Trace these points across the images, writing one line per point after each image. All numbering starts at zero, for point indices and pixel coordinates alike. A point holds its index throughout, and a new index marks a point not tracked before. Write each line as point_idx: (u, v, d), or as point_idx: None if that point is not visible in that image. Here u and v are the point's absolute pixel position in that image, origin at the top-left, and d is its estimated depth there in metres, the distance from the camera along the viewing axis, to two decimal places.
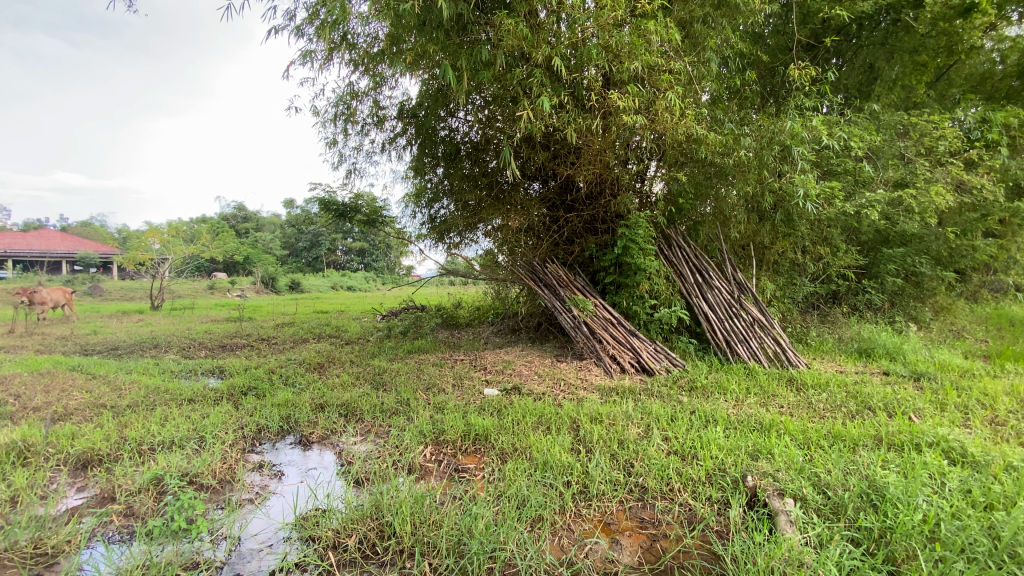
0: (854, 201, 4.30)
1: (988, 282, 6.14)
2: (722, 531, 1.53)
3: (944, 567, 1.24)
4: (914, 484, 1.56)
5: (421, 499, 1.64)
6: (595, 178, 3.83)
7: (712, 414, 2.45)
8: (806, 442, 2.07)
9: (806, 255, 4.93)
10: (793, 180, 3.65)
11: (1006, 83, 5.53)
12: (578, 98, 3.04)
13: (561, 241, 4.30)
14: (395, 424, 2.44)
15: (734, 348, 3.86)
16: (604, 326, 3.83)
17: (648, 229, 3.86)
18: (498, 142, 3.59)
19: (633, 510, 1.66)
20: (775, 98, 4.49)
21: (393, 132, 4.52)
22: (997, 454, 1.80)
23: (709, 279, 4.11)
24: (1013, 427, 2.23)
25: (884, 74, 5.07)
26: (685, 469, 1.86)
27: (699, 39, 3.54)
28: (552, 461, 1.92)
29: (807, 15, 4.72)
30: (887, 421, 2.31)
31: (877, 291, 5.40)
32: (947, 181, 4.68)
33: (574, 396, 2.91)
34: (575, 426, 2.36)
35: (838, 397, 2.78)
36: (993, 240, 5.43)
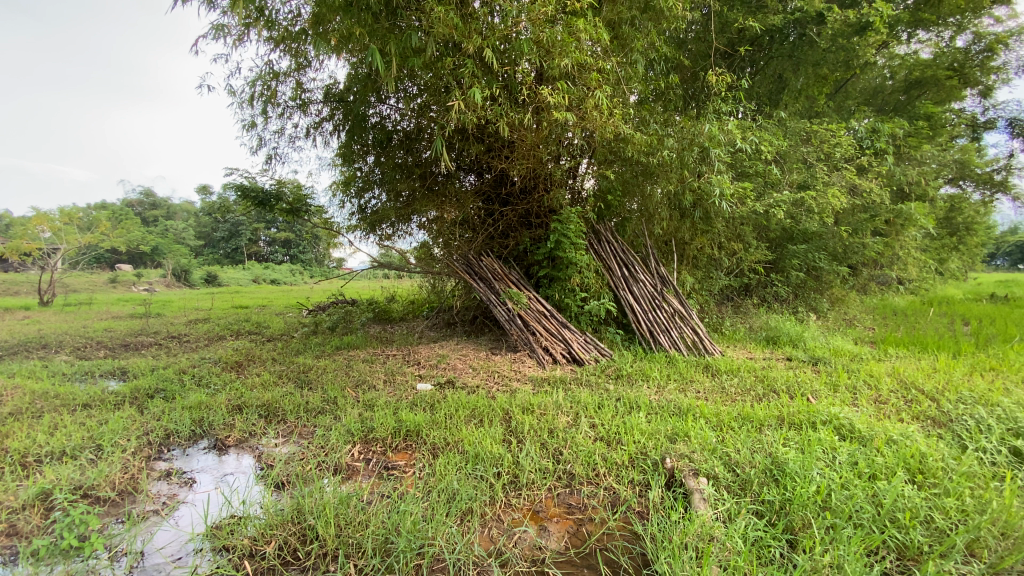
0: (764, 201, 4.65)
1: (876, 276, 6.87)
2: (643, 512, 1.61)
3: (834, 533, 1.38)
4: (810, 459, 1.72)
5: (347, 499, 1.59)
6: (528, 173, 3.86)
7: (636, 401, 2.58)
8: (718, 424, 2.23)
9: (722, 251, 5.27)
10: (710, 180, 3.89)
11: (893, 96, 6.38)
12: (510, 92, 3.05)
13: (496, 235, 4.30)
14: (320, 423, 2.34)
15: (657, 338, 4.06)
16: (537, 319, 3.89)
17: (580, 224, 3.97)
18: (431, 132, 3.53)
19: (560, 496, 1.71)
20: (696, 102, 4.75)
21: (318, 116, 4.31)
22: (878, 429, 2.04)
23: (635, 273, 4.29)
24: (893, 405, 2.52)
25: (790, 84, 5.45)
26: (610, 454, 1.94)
27: (628, 40, 3.65)
28: (483, 453, 1.93)
29: (724, 24, 5.01)
30: (789, 402, 2.54)
31: (782, 284, 5.91)
32: (842, 184, 5.18)
33: (507, 388, 2.93)
34: (507, 418, 2.38)
35: (747, 381, 3.01)
36: (880, 239, 6.07)
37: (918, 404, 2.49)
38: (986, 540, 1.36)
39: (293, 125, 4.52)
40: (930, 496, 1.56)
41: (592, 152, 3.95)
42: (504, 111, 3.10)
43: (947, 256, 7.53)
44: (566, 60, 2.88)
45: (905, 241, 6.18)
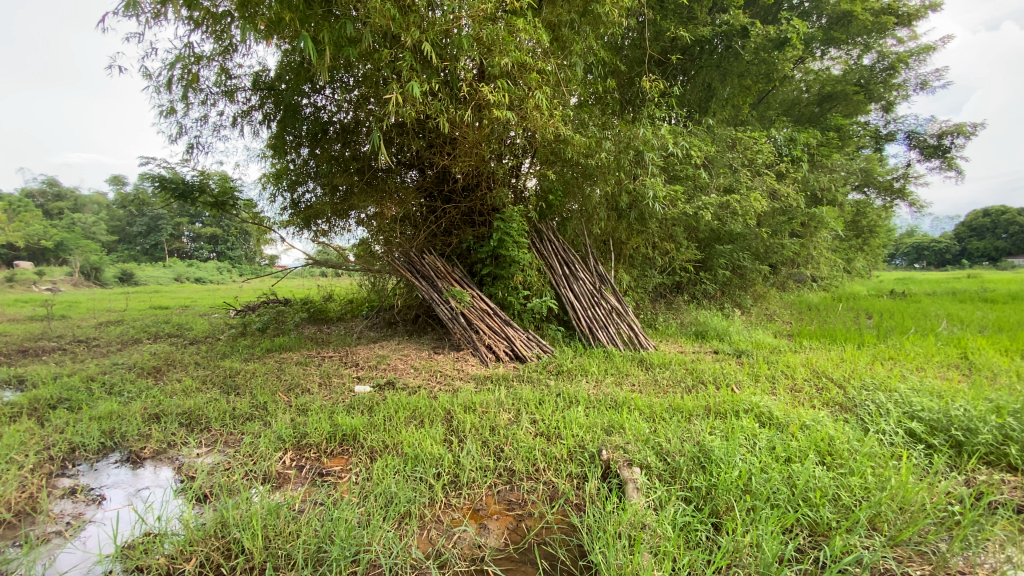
0: (694, 203, 4.90)
1: (793, 274, 7.40)
2: (580, 504, 1.65)
3: (754, 513, 1.49)
4: (733, 445, 1.83)
5: (276, 509, 1.51)
6: (470, 170, 3.84)
7: (575, 395, 2.64)
8: (652, 415, 2.33)
9: (656, 250, 5.50)
10: (645, 182, 4.05)
11: (808, 108, 6.95)
12: (450, 88, 3.02)
13: (438, 232, 4.25)
14: (248, 431, 2.21)
15: (596, 334, 4.17)
16: (480, 317, 3.87)
17: (522, 223, 4.00)
18: (368, 126, 3.42)
19: (501, 493, 1.72)
20: (632, 106, 4.92)
21: (246, 105, 4.07)
22: (792, 415, 2.21)
23: (575, 271, 4.39)
24: (805, 392, 2.75)
25: (718, 93, 5.75)
26: (549, 448, 1.97)
27: (567, 43, 3.71)
28: (423, 454, 1.89)
29: (659, 33, 5.20)
30: (715, 392, 2.70)
31: (711, 281, 6.27)
32: (763, 188, 5.55)
33: (449, 388, 2.91)
34: (448, 417, 2.36)
35: (678, 374, 3.17)
36: (796, 240, 6.57)
37: (827, 391, 2.73)
38: (885, 515, 1.51)
39: (217, 113, 4.24)
40: (838, 476, 1.70)
41: (533, 152, 3.99)
42: (444, 107, 3.07)
43: (853, 256, 8.25)
44: (506, 60, 2.89)
45: (819, 243, 6.68)
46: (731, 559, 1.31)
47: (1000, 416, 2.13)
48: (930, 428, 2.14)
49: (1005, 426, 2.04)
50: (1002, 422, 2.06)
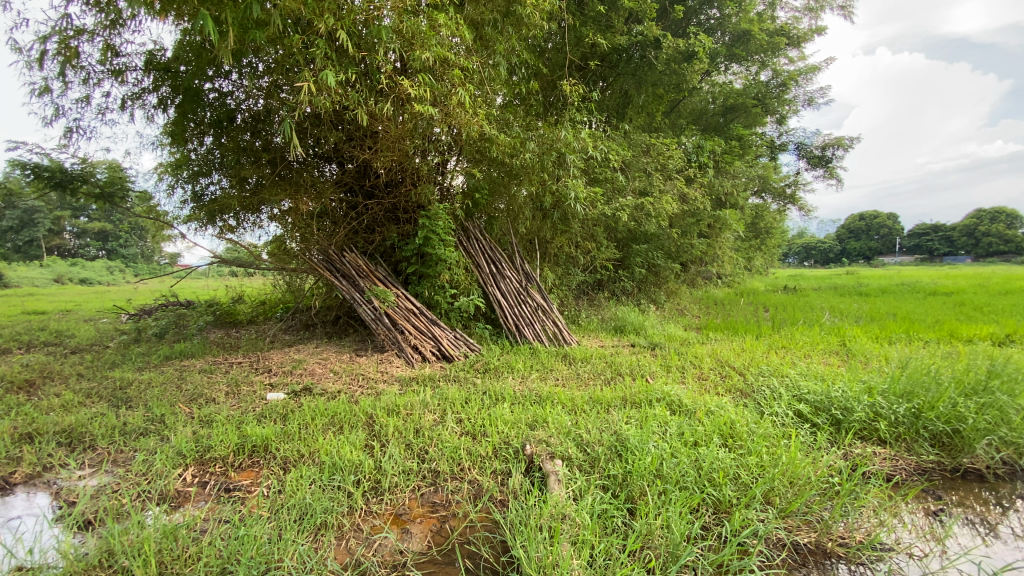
0: (612, 204, 5.11)
1: (702, 271, 7.93)
2: (504, 500, 1.67)
3: (665, 496, 1.59)
4: (647, 433, 1.93)
5: (174, 531, 1.38)
6: (393, 166, 3.73)
7: (500, 393, 2.65)
8: (573, 408, 2.41)
9: (578, 249, 5.68)
10: (567, 183, 4.17)
11: (714, 118, 7.52)
12: (369, 80, 2.91)
13: (359, 229, 4.08)
14: (142, 447, 2.00)
15: (522, 331, 4.24)
16: (405, 317, 3.78)
17: (448, 221, 3.95)
18: (280, 116, 3.19)
19: (425, 496, 1.69)
20: (554, 108, 5.04)
21: (137, 86, 3.67)
22: (699, 402, 2.39)
23: (501, 269, 4.44)
24: (711, 380, 2.98)
25: (634, 100, 6.05)
26: (475, 447, 1.97)
27: (490, 42, 3.71)
28: (342, 462, 1.81)
29: (579, 39, 5.36)
30: (632, 383, 2.84)
31: (628, 279, 6.59)
32: (675, 192, 5.91)
33: (371, 391, 2.81)
34: (369, 422, 2.28)
35: (598, 367, 3.30)
36: (704, 240, 7.07)
37: (730, 379, 2.98)
38: (778, 489, 1.68)
39: (101, 94, 3.78)
40: (738, 456, 1.86)
41: (458, 149, 3.96)
42: (363, 100, 2.95)
43: (753, 255, 9.04)
44: (427, 55, 2.84)
45: (723, 243, 7.22)
46: (643, 542, 1.40)
47: (870, 395, 2.44)
48: (815, 408, 2.41)
49: (875, 404, 2.33)
50: (872, 401, 2.35)
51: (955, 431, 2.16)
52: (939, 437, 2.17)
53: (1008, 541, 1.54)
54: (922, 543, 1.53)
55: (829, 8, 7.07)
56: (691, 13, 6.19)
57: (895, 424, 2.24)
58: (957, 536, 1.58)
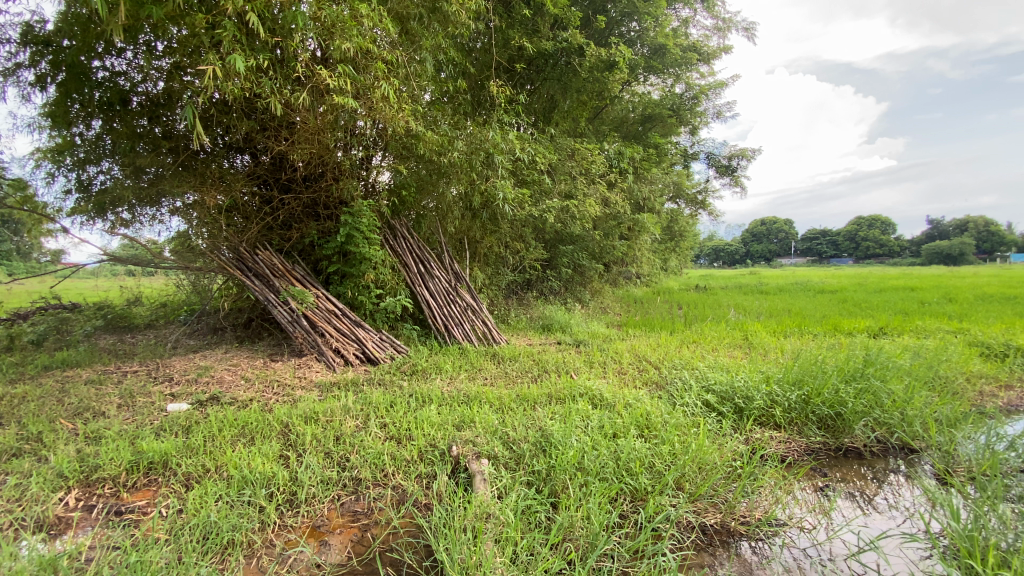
0: (539, 205, 5.20)
1: (624, 272, 8.30)
2: (428, 504, 1.64)
3: (586, 488, 1.64)
4: (570, 428, 1.99)
5: (52, 563, 1.22)
6: (312, 159, 3.53)
7: (427, 395, 2.61)
8: (500, 407, 2.42)
9: (508, 249, 5.72)
10: (495, 183, 4.18)
11: (634, 126, 7.89)
12: (284, 67, 2.74)
13: (274, 225, 3.84)
14: (13, 470, 1.74)
15: (451, 331, 4.20)
16: (326, 319, 3.61)
17: (372, 218, 3.82)
18: (183, 102, 2.94)
19: (345, 505, 1.63)
20: (481, 109, 5.03)
21: (11, 60, 3.21)
22: (618, 396, 2.49)
23: (430, 268, 4.38)
24: (630, 374, 3.13)
25: (559, 105, 6.18)
26: (399, 452, 1.92)
27: (416, 37, 3.61)
28: (252, 475, 1.69)
29: (507, 41, 5.39)
30: (557, 380, 2.91)
31: (555, 279, 6.76)
32: (598, 195, 6.12)
33: (288, 398, 2.65)
34: (285, 431, 2.14)
35: (525, 365, 3.34)
36: (625, 242, 7.40)
37: (648, 372, 3.14)
38: (688, 475, 1.79)
39: None
40: (653, 446, 1.96)
41: (383, 144, 3.84)
42: (277, 88, 2.78)
43: (669, 256, 9.61)
44: (349, 45, 2.72)
45: (643, 244, 7.61)
46: (565, 534, 1.44)
47: (767, 384, 2.68)
48: (720, 398, 2.60)
49: (771, 392, 2.56)
50: (770, 389, 2.58)
51: (837, 414, 2.43)
52: (824, 420, 2.43)
53: (881, 511, 1.76)
54: (812, 516, 1.70)
55: (735, 30, 7.65)
56: (613, 24, 6.44)
57: (788, 410, 2.48)
58: (841, 508, 1.78)
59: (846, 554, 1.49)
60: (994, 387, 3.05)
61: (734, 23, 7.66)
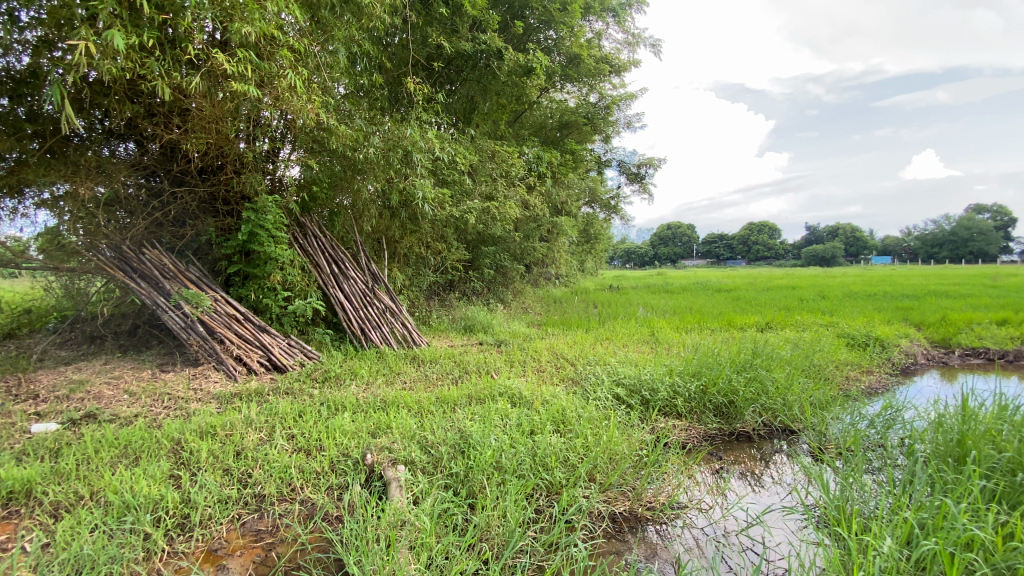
0: (459, 206, 5.16)
1: (544, 273, 8.49)
2: (340, 516, 1.57)
3: (502, 486, 1.66)
4: (488, 428, 1.99)
5: None
6: (209, 149, 3.25)
7: (340, 402, 2.49)
8: (418, 411, 2.37)
9: (428, 250, 5.62)
10: (413, 182, 4.09)
11: (551, 131, 8.11)
12: (174, 47, 2.48)
13: (165, 221, 3.46)
14: None
15: (368, 334, 4.06)
16: (226, 324, 3.33)
17: (278, 215, 3.59)
18: (51, 84, 2.49)
19: (247, 524, 1.51)
20: (398, 106, 4.91)
21: None
22: (536, 393, 2.54)
23: (344, 269, 4.21)
24: (549, 372, 3.21)
25: (479, 106, 6.17)
26: (308, 464, 1.81)
27: (327, 27, 3.40)
28: (135, 500, 1.51)
29: (424, 38, 5.29)
30: (477, 381, 2.90)
31: (477, 279, 6.77)
32: (518, 198, 6.21)
33: (180, 412, 2.41)
34: (176, 449, 1.94)
35: (446, 367, 3.31)
36: (545, 244, 7.57)
37: (565, 369, 3.24)
38: (600, 466, 1.87)
39: None
40: (568, 440, 2.02)
41: (292, 136, 3.63)
42: (166, 70, 2.51)
43: (585, 258, 9.99)
44: (250, 29, 2.51)
45: (561, 246, 7.83)
46: (481, 534, 1.44)
47: (670, 376, 2.88)
48: (630, 391, 2.74)
49: (674, 383, 2.75)
50: (673, 381, 2.77)
51: (730, 401, 2.67)
52: (719, 407, 2.65)
53: (766, 488, 1.95)
54: (709, 497, 1.85)
55: (643, 45, 8.11)
56: (531, 31, 6.58)
57: (688, 399, 2.67)
58: (734, 487, 1.95)
59: (737, 529, 1.63)
60: (857, 372, 3.50)
61: (643, 39, 8.14)
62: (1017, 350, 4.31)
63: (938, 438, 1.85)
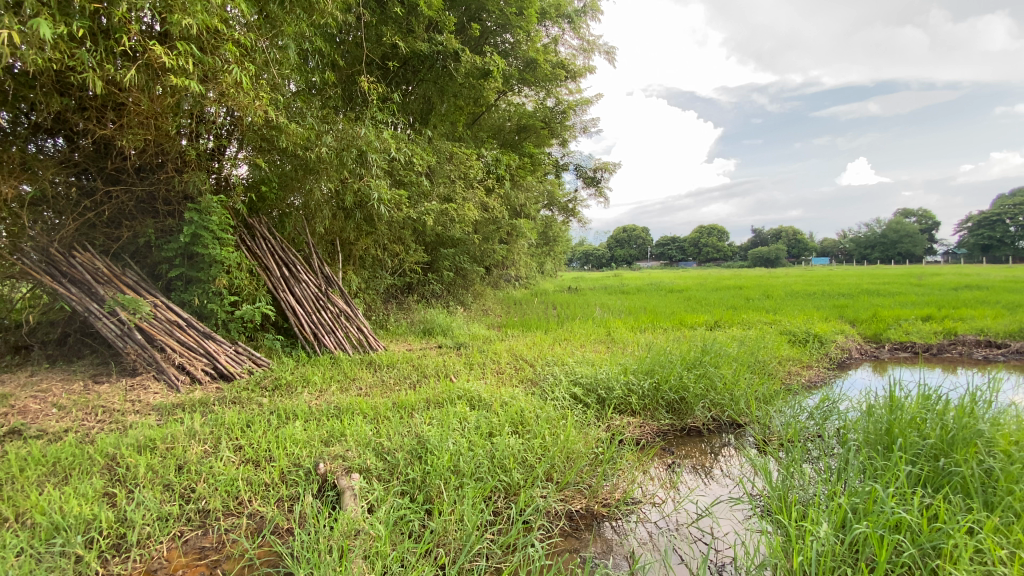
0: (416, 207, 5.09)
1: (504, 275, 8.53)
2: (290, 528, 1.52)
3: (460, 489, 1.65)
4: (446, 432, 1.97)
5: None
6: (147, 146, 3.06)
7: (292, 410, 2.41)
8: (374, 417, 2.32)
9: (385, 252, 5.52)
10: (368, 183, 4.01)
11: (509, 134, 8.15)
12: (106, 38, 2.32)
13: (98, 222, 3.23)
14: None
15: (321, 340, 3.95)
16: (167, 332, 3.15)
17: (224, 216, 3.43)
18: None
19: (190, 542, 1.44)
20: (352, 105, 4.81)
21: None
22: (495, 395, 2.55)
23: (295, 273, 4.08)
24: (508, 373, 3.22)
25: (436, 108, 6.23)
26: (256, 476, 1.74)
27: (276, 21, 3.27)
28: (65, 521, 1.40)
29: (379, 37, 5.20)
30: (435, 384, 2.87)
31: (437, 282, 6.71)
32: (477, 201, 6.19)
33: (116, 426, 2.26)
34: (111, 465, 1.82)
35: (404, 371, 3.26)
36: (505, 245, 7.59)
37: (524, 371, 3.26)
38: (557, 466, 1.89)
39: None
40: (526, 441, 2.03)
41: (240, 134, 3.46)
42: (98, 62, 2.35)
43: (544, 260, 10.10)
44: (191, 22, 2.38)
45: (521, 248, 7.88)
46: (438, 540, 1.43)
47: (625, 374, 2.95)
48: (586, 390, 2.79)
49: (629, 381, 2.82)
50: (628, 379, 2.84)
51: (681, 398, 2.75)
52: (671, 403, 2.73)
53: (715, 480, 2.03)
54: (662, 492, 1.91)
55: (597, 51, 8.28)
56: (488, 33, 6.58)
57: (642, 397, 2.75)
58: (686, 481, 2.02)
59: (688, 522, 1.69)
60: (798, 367, 3.70)
61: (598, 46, 8.30)
62: (939, 344, 4.67)
63: (869, 426, 1.98)
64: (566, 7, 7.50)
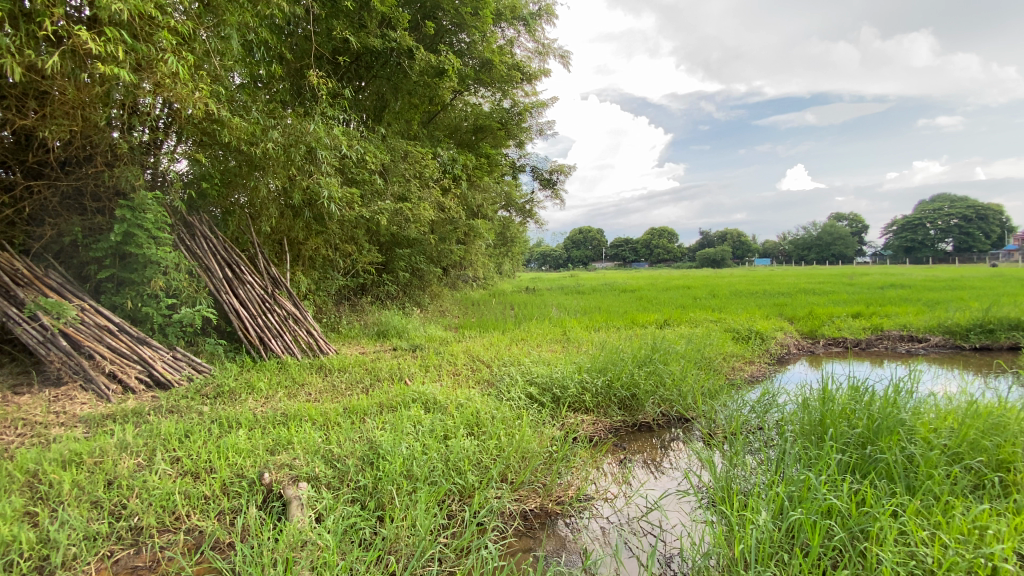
0: (369, 207, 4.97)
1: (461, 276, 8.49)
2: (232, 542, 1.45)
3: (412, 494, 1.63)
4: (398, 437, 1.93)
5: None
6: (73, 138, 2.84)
7: (235, 418, 2.29)
8: (325, 424, 2.25)
9: (337, 252, 5.36)
10: (318, 180, 3.92)
11: (465, 134, 8.10)
12: (24, 20, 2.13)
13: (16, 220, 2.95)
14: None
15: (268, 344, 3.80)
16: (96, 338, 2.93)
17: (160, 213, 3.23)
18: None
19: (120, 562, 1.35)
20: (301, 100, 4.64)
21: None
22: (450, 397, 2.53)
23: (239, 274, 3.90)
24: (464, 374, 3.20)
25: (390, 104, 6.08)
26: (194, 489, 1.65)
27: (218, 10, 3.07)
28: None
29: (329, 31, 5.04)
30: (389, 388, 2.81)
31: (392, 283, 6.59)
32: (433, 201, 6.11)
33: (37, 440, 2.08)
34: (31, 482, 1.67)
35: (356, 375, 3.18)
36: (461, 245, 7.54)
37: (480, 372, 3.25)
38: (511, 466, 1.90)
39: None
40: (480, 442, 2.03)
41: (177, 127, 3.27)
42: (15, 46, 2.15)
43: (501, 261, 10.12)
44: (123, 7, 2.23)
45: (478, 249, 7.86)
46: (389, 547, 1.40)
47: (579, 373, 3.00)
48: (541, 389, 2.82)
49: (583, 379, 2.88)
50: (582, 377, 2.89)
51: (632, 394, 2.83)
52: (623, 400, 2.80)
53: (664, 474, 2.09)
54: (614, 487, 1.95)
55: (552, 55, 8.38)
56: (443, 32, 6.52)
57: (595, 394, 2.81)
58: (637, 475, 2.07)
59: (639, 515, 1.73)
60: (742, 363, 3.88)
61: (552, 49, 8.40)
62: (868, 339, 5.02)
63: (804, 417, 2.11)
64: (522, 9, 7.54)
